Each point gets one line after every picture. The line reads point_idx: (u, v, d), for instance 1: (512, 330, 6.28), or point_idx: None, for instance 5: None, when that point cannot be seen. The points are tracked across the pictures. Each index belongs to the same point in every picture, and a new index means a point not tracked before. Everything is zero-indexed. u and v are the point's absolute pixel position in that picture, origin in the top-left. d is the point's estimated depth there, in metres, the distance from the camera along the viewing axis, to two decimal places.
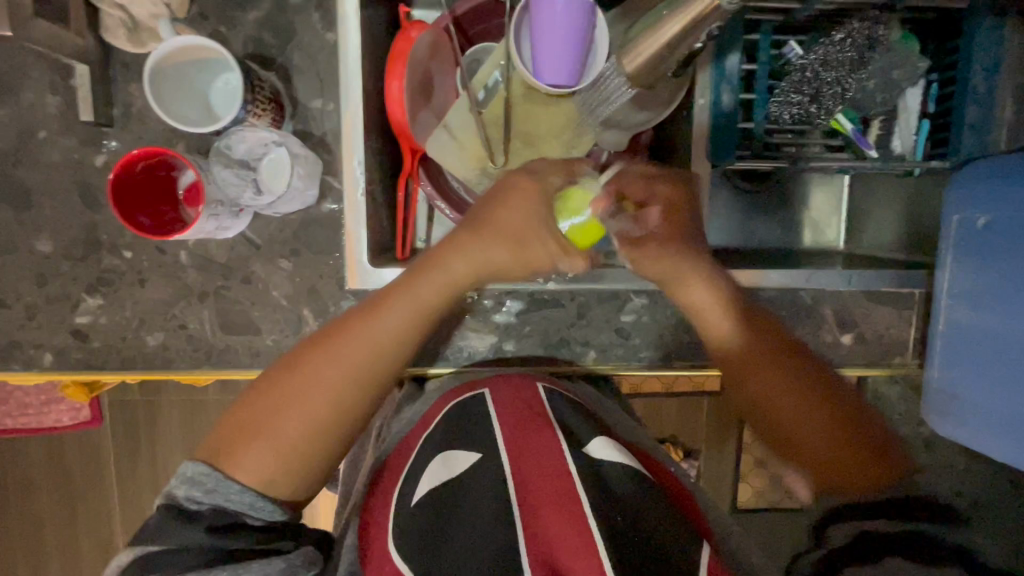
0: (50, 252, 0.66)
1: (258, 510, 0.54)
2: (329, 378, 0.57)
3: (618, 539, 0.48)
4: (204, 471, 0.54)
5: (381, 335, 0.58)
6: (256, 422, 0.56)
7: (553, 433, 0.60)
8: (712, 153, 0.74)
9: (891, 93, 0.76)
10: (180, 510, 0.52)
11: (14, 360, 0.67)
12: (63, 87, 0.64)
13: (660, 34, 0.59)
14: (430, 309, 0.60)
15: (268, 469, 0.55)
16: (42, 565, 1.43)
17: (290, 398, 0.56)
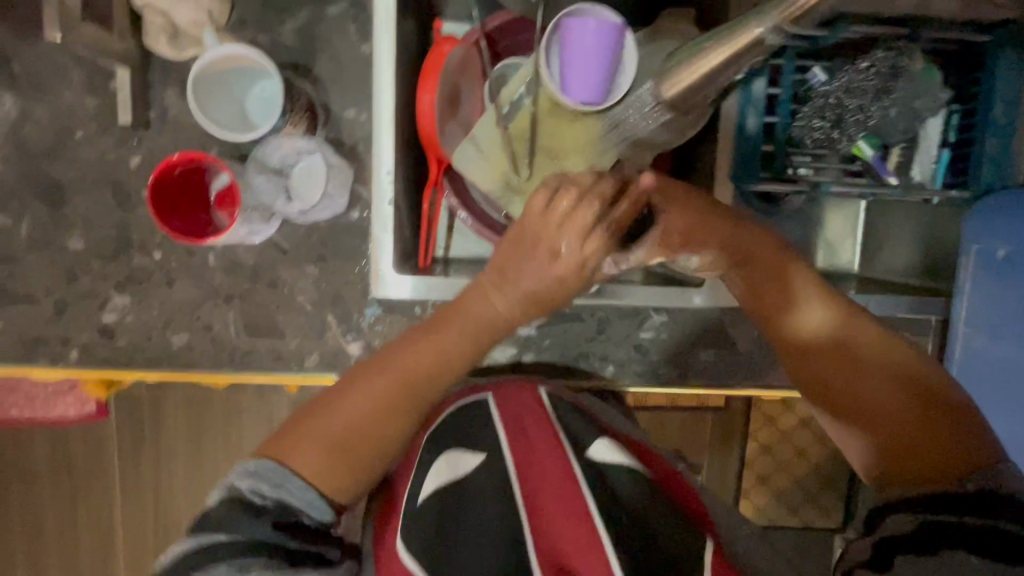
0: (81, 250, 0.67)
1: (315, 509, 0.53)
2: (391, 388, 0.56)
3: (627, 544, 0.49)
4: (268, 465, 0.53)
5: (451, 345, 0.58)
6: (317, 424, 0.55)
7: (557, 438, 0.61)
8: (733, 175, 0.76)
9: (911, 122, 0.77)
10: (246, 504, 0.51)
11: (40, 356, 0.68)
12: (102, 89, 0.66)
13: (698, 65, 0.57)
14: (489, 329, 0.59)
15: (326, 469, 0.54)
16: (42, 557, 1.43)
17: (353, 401, 0.56)
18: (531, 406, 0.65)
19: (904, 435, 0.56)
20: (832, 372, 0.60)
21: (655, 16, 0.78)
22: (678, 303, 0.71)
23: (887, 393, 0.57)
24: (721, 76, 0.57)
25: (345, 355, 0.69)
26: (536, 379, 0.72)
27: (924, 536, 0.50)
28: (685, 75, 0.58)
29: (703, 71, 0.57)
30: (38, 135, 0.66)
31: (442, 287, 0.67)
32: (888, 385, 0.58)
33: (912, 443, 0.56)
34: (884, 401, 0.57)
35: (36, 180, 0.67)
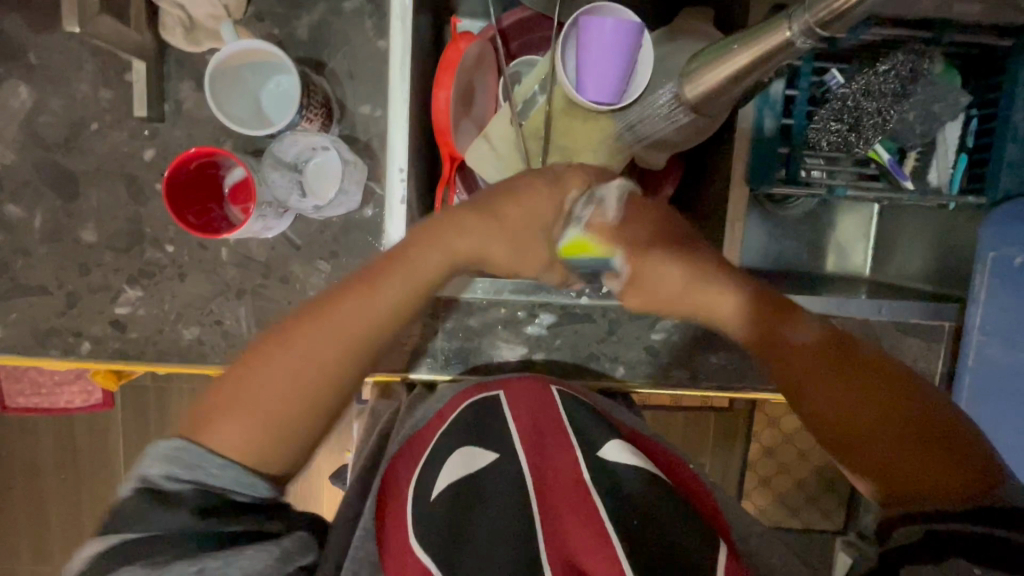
0: (94, 242, 0.67)
1: (243, 487, 0.50)
2: (323, 355, 0.55)
3: (637, 546, 0.48)
4: (179, 446, 0.50)
5: (382, 299, 0.57)
6: (240, 395, 0.53)
7: (569, 441, 0.60)
8: (750, 177, 0.74)
9: (930, 126, 0.76)
10: (157, 493, 0.47)
11: (51, 347, 0.68)
12: (118, 82, 0.66)
13: (724, 65, 0.56)
14: (419, 283, 0.59)
15: (249, 440, 0.52)
16: (45, 544, 1.44)
17: (274, 364, 0.54)
18: (543, 408, 0.64)
19: (889, 455, 0.53)
20: (796, 380, 0.57)
21: (672, 16, 0.78)
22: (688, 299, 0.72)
23: (853, 391, 0.55)
24: (743, 79, 0.57)
25: None
26: (549, 378, 0.70)
27: (934, 548, 0.48)
28: (713, 73, 0.57)
29: (729, 72, 0.56)
30: (53, 126, 0.66)
31: None
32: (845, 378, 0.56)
33: (897, 465, 0.53)
34: (861, 418, 0.54)
35: (50, 171, 0.67)
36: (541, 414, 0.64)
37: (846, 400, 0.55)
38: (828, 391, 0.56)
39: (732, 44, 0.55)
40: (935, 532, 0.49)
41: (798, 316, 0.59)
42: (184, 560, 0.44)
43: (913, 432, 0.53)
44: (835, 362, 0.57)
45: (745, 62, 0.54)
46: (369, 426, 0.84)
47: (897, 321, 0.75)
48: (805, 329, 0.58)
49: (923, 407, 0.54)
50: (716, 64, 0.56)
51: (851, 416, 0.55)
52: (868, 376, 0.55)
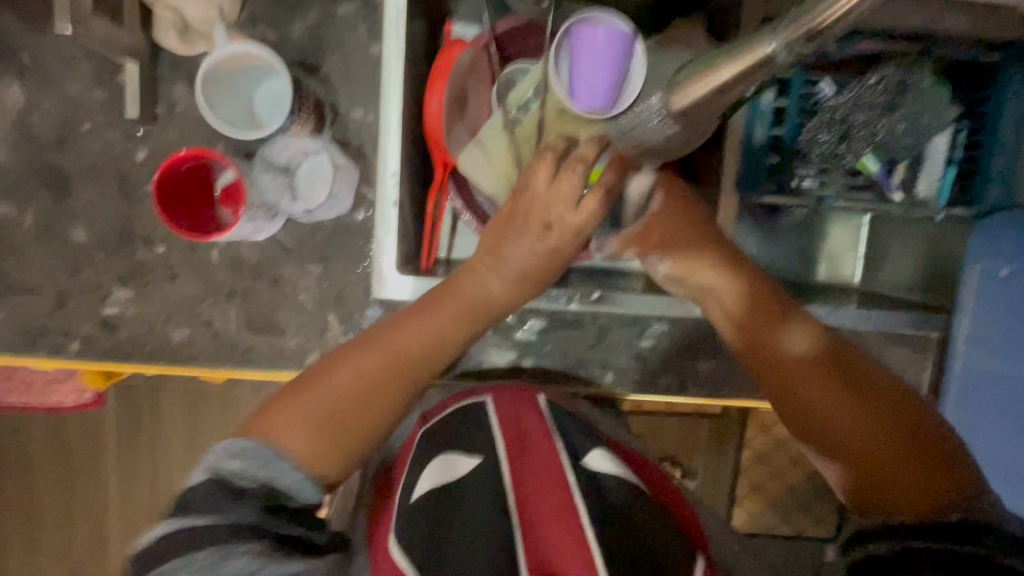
0: (84, 242, 0.67)
1: (303, 491, 0.51)
2: (387, 372, 0.57)
3: (615, 555, 0.48)
4: (253, 445, 0.51)
5: (445, 317, 0.60)
6: (308, 403, 0.55)
7: (554, 446, 0.60)
8: (740, 185, 0.76)
9: (919, 138, 0.76)
10: (227, 485, 0.48)
11: (40, 347, 0.68)
12: (111, 82, 0.66)
13: (710, 79, 0.56)
14: (481, 308, 0.61)
15: (318, 447, 0.53)
16: (35, 543, 1.43)
17: (344, 378, 0.56)
18: (530, 417, 0.65)
19: (872, 460, 0.54)
20: (802, 396, 0.57)
21: (665, 25, 0.78)
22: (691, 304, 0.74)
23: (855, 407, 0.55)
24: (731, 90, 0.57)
25: None
26: (534, 386, 0.72)
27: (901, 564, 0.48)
28: (699, 86, 0.58)
29: (715, 84, 0.56)
30: (46, 125, 0.66)
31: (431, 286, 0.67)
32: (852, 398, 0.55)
33: (876, 471, 0.54)
34: (852, 425, 0.54)
35: (41, 169, 0.67)
36: (524, 419, 0.65)
37: (843, 405, 0.55)
38: (835, 408, 0.55)
39: (717, 61, 0.55)
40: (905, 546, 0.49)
41: (792, 322, 0.60)
42: (252, 551, 0.45)
43: (900, 440, 0.54)
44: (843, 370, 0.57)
45: (730, 77, 0.55)
46: None
47: (883, 331, 0.75)
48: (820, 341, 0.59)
49: (918, 420, 0.55)
50: (702, 80, 0.57)
51: (839, 415, 0.55)
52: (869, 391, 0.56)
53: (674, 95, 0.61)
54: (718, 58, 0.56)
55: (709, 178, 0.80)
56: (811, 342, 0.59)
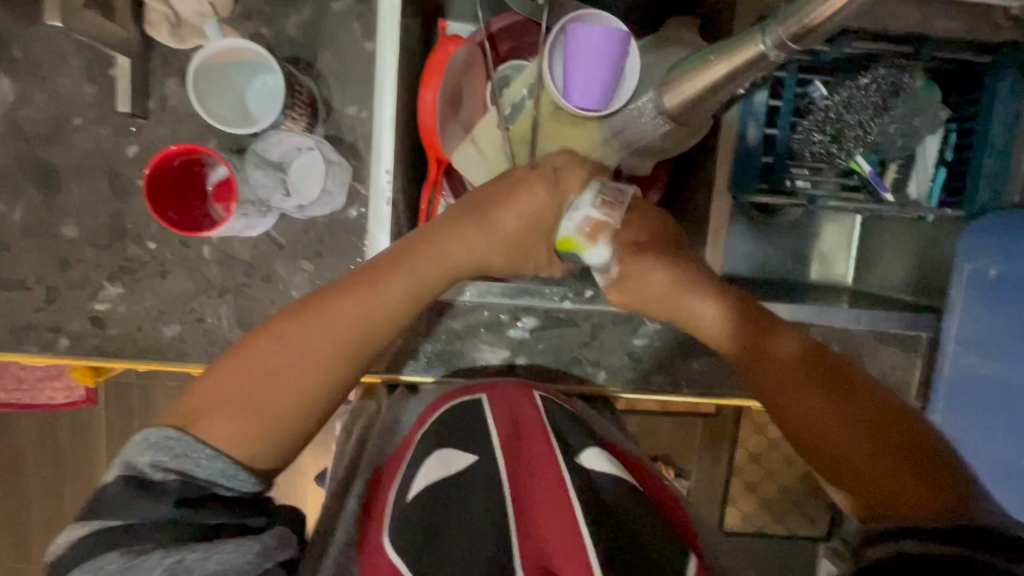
0: (74, 237, 0.67)
1: (230, 479, 0.49)
2: (321, 354, 0.55)
3: (610, 550, 0.48)
4: (170, 435, 0.49)
5: (386, 289, 0.58)
6: (237, 389, 0.53)
7: (549, 443, 0.60)
8: (733, 185, 0.75)
9: (909, 140, 0.77)
10: (141, 479, 0.46)
11: (29, 343, 0.67)
12: (102, 77, 0.65)
13: (701, 76, 0.57)
14: (424, 278, 0.60)
15: (241, 430, 0.51)
16: (24, 543, 1.42)
17: (274, 356, 0.54)
18: (526, 413, 0.65)
19: (861, 455, 0.53)
20: (783, 403, 0.58)
21: (660, 24, 0.79)
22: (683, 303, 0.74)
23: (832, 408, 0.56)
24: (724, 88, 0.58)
25: None
26: (531, 383, 0.72)
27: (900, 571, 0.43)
28: (690, 83, 0.57)
29: (707, 82, 0.56)
30: (36, 120, 0.66)
31: None
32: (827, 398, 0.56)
33: (870, 467, 0.53)
34: (834, 425, 0.55)
35: (32, 164, 0.66)
36: (520, 418, 0.65)
37: (826, 405, 0.56)
38: (812, 409, 0.56)
39: (707, 57, 0.56)
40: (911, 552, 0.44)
41: (780, 327, 0.61)
42: (162, 550, 0.43)
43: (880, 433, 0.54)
44: (810, 369, 0.58)
45: (720, 73, 0.55)
46: (351, 427, 0.84)
47: (875, 330, 0.76)
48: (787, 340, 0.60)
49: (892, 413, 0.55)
50: (692, 76, 0.57)
51: (814, 414, 0.56)
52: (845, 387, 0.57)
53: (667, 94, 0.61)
54: (709, 55, 0.56)
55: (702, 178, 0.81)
56: (795, 347, 0.60)
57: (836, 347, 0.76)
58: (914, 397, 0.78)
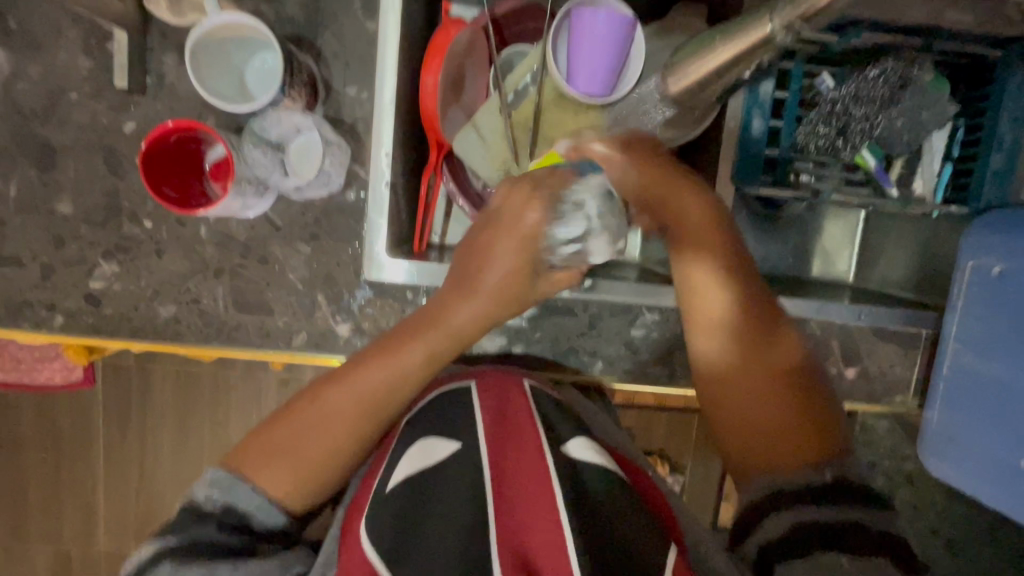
0: (70, 214, 0.66)
1: (262, 513, 0.58)
2: (353, 417, 0.61)
3: (591, 545, 0.49)
4: (221, 473, 0.59)
5: (407, 359, 0.62)
6: (281, 443, 0.60)
7: (535, 432, 0.60)
8: (736, 174, 0.74)
9: (917, 134, 0.76)
10: (199, 508, 0.58)
11: (23, 320, 0.67)
12: (99, 51, 0.64)
13: (710, 55, 0.56)
14: (449, 343, 0.63)
15: (278, 475, 0.59)
16: (21, 521, 1.43)
17: (312, 412, 0.61)
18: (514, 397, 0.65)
19: (761, 419, 0.61)
20: (739, 349, 0.63)
21: (667, 12, 0.77)
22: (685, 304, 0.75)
23: (764, 369, 0.62)
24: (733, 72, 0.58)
25: (333, 335, 0.69)
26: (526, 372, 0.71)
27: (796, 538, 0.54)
28: (698, 66, 0.58)
29: (714, 63, 0.56)
30: (31, 94, 0.65)
31: (427, 270, 0.68)
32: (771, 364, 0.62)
33: (761, 433, 0.60)
34: (756, 396, 0.61)
35: (28, 139, 0.65)
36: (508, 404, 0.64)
37: (762, 364, 0.62)
38: (754, 370, 0.62)
39: (713, 41, 0.56)
40: (802, 524, 0.55)
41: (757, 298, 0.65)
42: (200, 563, 0.53)
43: (788, 409, 0.60)
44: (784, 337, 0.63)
45: (727, 53, 0.55)
46: None
47: (874, 326, 0.76)
48: (789, 336, 0.64)
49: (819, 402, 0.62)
50: (699, 60, 0.57)
51: (747, 372, 0.62)
52: (794, 360, 0.63)
53: (671, 79, 0.61)
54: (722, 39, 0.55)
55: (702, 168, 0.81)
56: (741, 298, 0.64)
57: (836, 344, 0.76)
58: (912, 395, 0.77)
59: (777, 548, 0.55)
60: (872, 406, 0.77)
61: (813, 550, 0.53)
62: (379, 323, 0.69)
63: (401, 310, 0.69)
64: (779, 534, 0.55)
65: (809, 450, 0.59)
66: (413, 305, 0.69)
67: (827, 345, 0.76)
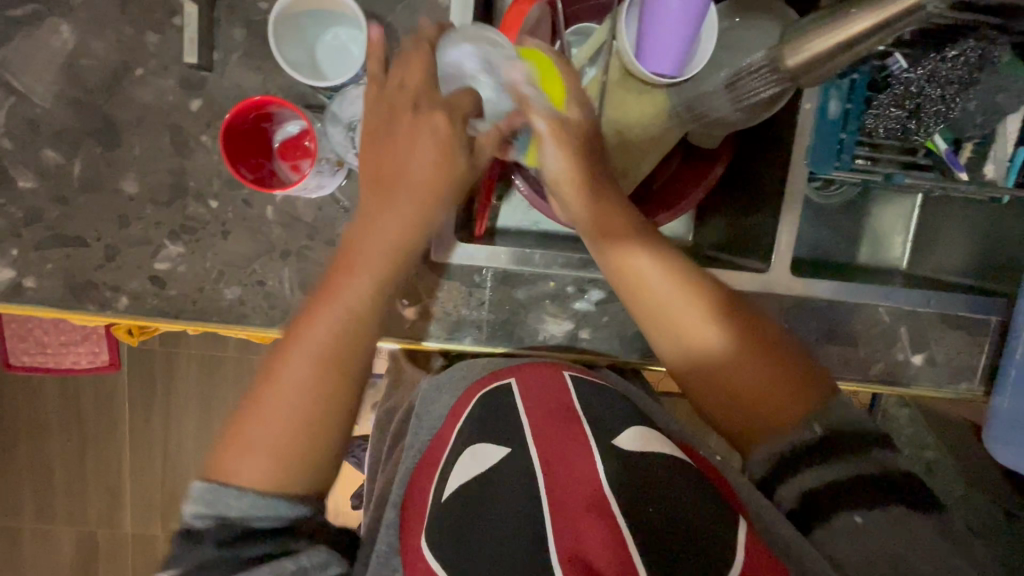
0: (135, 194, 0.65)
1: (263, 514, 0.53)
2: (310, 378, 0.56)
3: (649, 540, 0.49)
4: (203, 487, 0.53)
5: (339, 297, 0.58)
6: (242, 431, 0.55)
7: (581, 431, 0.59)
8: (812, 163, 0.72)
9: (990, 117, 0.73)
10: (190, 528, 0.52)
11: (86, 301, 0.66)
12: (167, 26, 0.63)
13: (846, 26, 0.58)
14: (390, 262, 0.60)
15: (254, 465, 0.54)
16: (48, 505, 1.43)
17: (255, 391, 0.57)
18: (557, 394, 0.64)
19: (738, 390, 0.61)
20: (688, 329, 0.63)
21: None
22: (751, 287, 0.74)
23: (717, 338, 0.62)
24: (855, 46, 0.59)
25: (399, 321, 0.70)
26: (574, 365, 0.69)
27: (821, 510, 0.56)
28: (825, 38, 0.59)
29: (851, 33, 0.58)
30: (95, 69, 0.63)
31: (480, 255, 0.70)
32: (719, 331, 0.62)
33: (742, 404, 0.61)
34: (725, 365, 0.62)
35: (90, 115, 0.64)
36: (549, 403, 0.63)
37: (705, 332, 0.62)
38: (702, 344, 0.62)
39: (853, 9, 0.58)
40: (817, 489, 0.56)
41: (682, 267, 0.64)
42: None
43: (756, 370, 0.61)
44: (739, 322, 0.63)
45: (866, 24, 0.57)
46: (393, 402, 0.83)
47: (941, 312, 0.75)
48: (714, 286, 0.64)
49: (768, 344, 0.62)
50: (831, 30, 0.59)
51: (706, 344, 0.62)
52: (724, 318, 0.63)
53: (788, 53, 0.62)
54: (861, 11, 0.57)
55: (754, 159, 0.80)
56: (669, 270, 0.63)
57: (904, 330, 0.75)
58: (978, 382, 0.77)
59: (796, 515, 0.58)
60: (938, 392, 0.77)
61: (829, 517, 0.55)
62: (448, 307, 0.71)
63: (468, 293, 0.71)
64: (793, 505, 0.58)
65: (796, 416, 0.59)
66: (481, 288, 0.71)
67: (894, 332, 0.75)
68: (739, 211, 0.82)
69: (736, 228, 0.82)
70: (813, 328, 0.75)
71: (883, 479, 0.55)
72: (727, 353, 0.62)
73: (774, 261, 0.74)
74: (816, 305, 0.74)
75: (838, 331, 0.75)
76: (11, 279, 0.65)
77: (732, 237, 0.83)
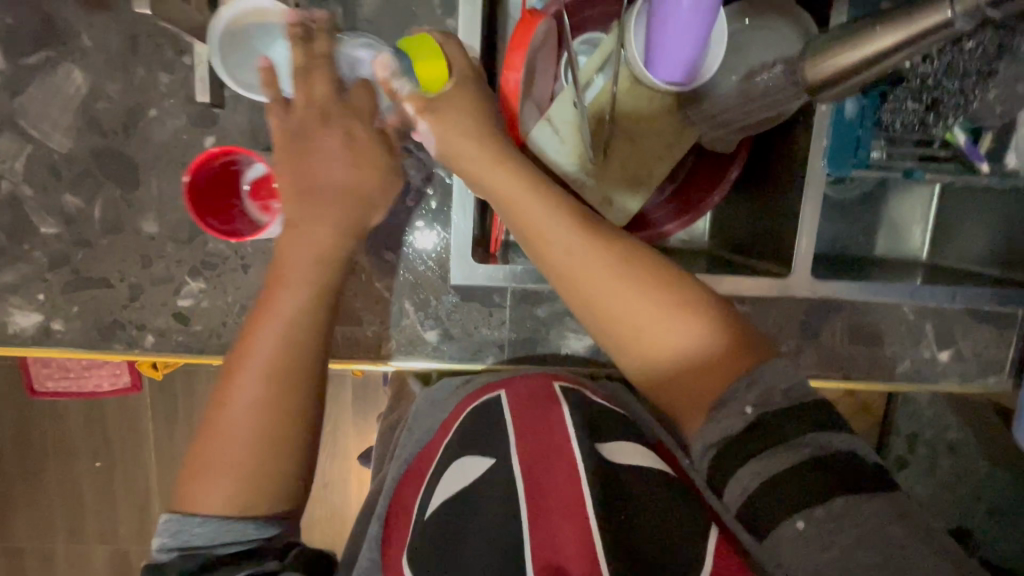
0: (156, 232, 0.65)
1: (229, 534, 0.53)
2: (264, 396, 0.55)
3: (625, 547, 0.48)
4: (167, 518, 0.53)
5: (281, 309, 0.57)
6: (208, 457, 0.54)
7: (561, 433, 0.58)
8: (829, 163, 0.71)
9: (1009, 106, 0.72)
10: (157, 561, 0.52)
11: (115, 341, 0.67)
12: (177, 64, 0.63)
13: (866, 45, 0.56)
14: (331, 265, 0.58)
15: (223, 490, 0.54)
16: (80, 526, 1.46)
17: (212, 417, 0.55)
18: (542, 395, 0.63)
19: (674, 362, 0.55)
20: (611, 298, 0.57)
21: None
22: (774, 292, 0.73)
23: (639, 300, 0.56)
24: (874, 64, 0.57)
25: (422, 342, 0.71)
26: (581, 381, 0.68)
27: (774, 510, 0.47)
28: (846, 52, 0.58)
29: (870, 52, 0.56)
30: (108, 111, 0.63)
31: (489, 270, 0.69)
32: (642, 292, 0.56)
33: (681, 379, 0.55)
34: (655, 335, 0.56)
35: (106, 157, 0.64)
36: (529, 409, 0.62)
37: (630, 298, 0.56)
38: (627, 310, 0.56)
39: (875, 26, 0.56)
40: (759, 488, 0.48)
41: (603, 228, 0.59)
42: None
43: (685, 336, 0.55)
44: (667, 285, 0.57)
45: (888, 42, 0.55)
46: None
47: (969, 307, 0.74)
48: (638, 248, 0.59)
49: (696, 304, 0.56)
50: (859, 43, 0.56)
51: (631, 312, 0.56)
52: (649, 280, 0.56)
53: (807, 65, 0.61)
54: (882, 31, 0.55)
55: (768, 161, 0.80)
56: (591, 234, 0.58)
57: (929, 327, 0.76)
58: (1006, 373, 0.77)
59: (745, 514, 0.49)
60: (967, 386, 0.77)
61: (775, 517, 0.47)
62: (467, 326, 0.71)
63: (488, 312, 0.71)
64: (741, 507, 0.49)
65: (722, 381, 0.53)
66: (501, 308, 0.71)
67: (920, 329, 0.75)
68: (750, 212, 0.82)
69: (746, 230, 0.83)
70: (837, 328, 0.75)
71: (840, 467, 0.47)
72: (667, 320, 0.55)
73: (797, 266, 0.73)
74: (838, 306, 0.75)
75: (858, 329, 0.75)
76: (38, 323, 0.66)
77: (745, 238, 0.83)
